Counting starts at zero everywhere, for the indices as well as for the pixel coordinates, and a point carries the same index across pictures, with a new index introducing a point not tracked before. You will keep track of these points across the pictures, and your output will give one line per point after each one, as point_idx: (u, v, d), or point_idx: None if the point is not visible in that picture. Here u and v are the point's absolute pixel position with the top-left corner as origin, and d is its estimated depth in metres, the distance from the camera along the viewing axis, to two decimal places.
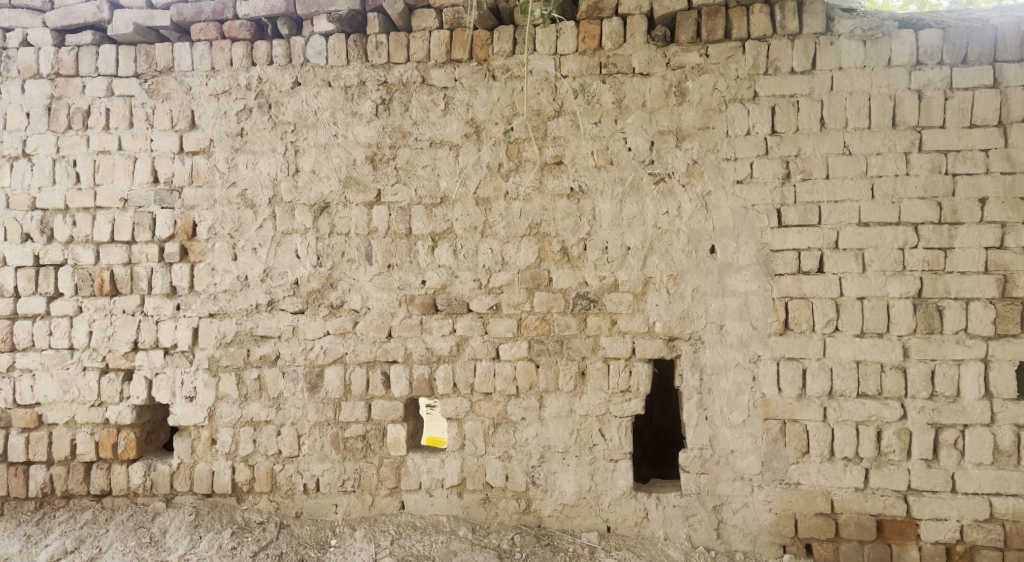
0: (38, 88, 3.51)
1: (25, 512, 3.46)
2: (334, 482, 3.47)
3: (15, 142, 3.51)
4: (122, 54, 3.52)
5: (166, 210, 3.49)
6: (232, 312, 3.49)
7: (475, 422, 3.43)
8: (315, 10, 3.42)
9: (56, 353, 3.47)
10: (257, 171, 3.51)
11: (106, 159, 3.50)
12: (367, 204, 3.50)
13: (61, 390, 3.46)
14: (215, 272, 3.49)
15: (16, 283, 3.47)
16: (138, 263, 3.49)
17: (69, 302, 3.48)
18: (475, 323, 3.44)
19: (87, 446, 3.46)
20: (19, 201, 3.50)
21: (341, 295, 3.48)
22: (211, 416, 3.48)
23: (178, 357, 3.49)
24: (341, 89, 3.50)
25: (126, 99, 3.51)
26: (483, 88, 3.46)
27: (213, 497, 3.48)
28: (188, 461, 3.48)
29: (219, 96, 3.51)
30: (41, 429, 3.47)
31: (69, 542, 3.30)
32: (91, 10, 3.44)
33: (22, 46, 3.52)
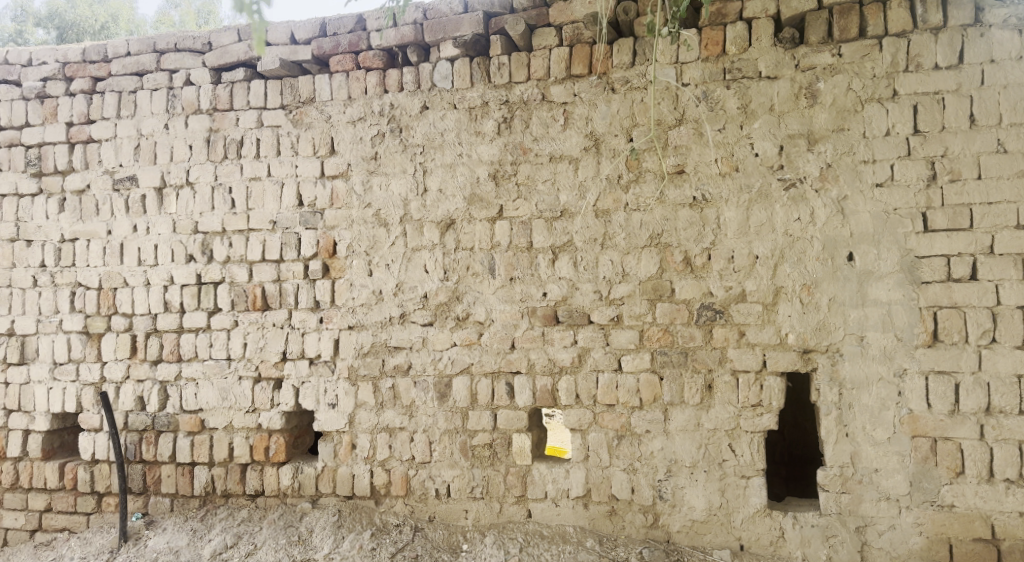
0: (199, 122, 3.87)
1: (190, 509, 3.79)
2: (463, 488, 3.58)
3: (180, 171, 3.88)
4: (270, 88, 3.83)
5: (310, 231, 3.75)
6: (368, 324, 3.69)
7: (599, 434, 3.44)
8: (441, 36, 3.58)
9: (216, 363, 3.80)
10: (389, 192, 3.70)
11: (257, 185, 3.81)
12: (490, 219, 3.60)
13: (220, 396, 3.79)
14: (353, 287, 3.71)
15: (182, 299, 3.84)
16: (286, 279, 3.77)
17: (226, 316, 3.80)
18: (596, 334, 3.46)
19: (243, 449, 3.75)
20: (184, 225, 3.86)
21: (466, 308, 3.60)
22: (351, 422, 3.69)
23: (321, 366, 3.73)
24: (465, 110, 3.64)
25: (274, 129, 3.82)
26: (603, 101, 3.49)
27: (353, 499, 3.69)
28: (332, 464, 3.70)
29: (355, 122, 3.75)
30: (204, 432, 3.80)
31: (228, 537, 3.58)
32: (243, 49, 3.78)
33: (186, 85, 3.90)
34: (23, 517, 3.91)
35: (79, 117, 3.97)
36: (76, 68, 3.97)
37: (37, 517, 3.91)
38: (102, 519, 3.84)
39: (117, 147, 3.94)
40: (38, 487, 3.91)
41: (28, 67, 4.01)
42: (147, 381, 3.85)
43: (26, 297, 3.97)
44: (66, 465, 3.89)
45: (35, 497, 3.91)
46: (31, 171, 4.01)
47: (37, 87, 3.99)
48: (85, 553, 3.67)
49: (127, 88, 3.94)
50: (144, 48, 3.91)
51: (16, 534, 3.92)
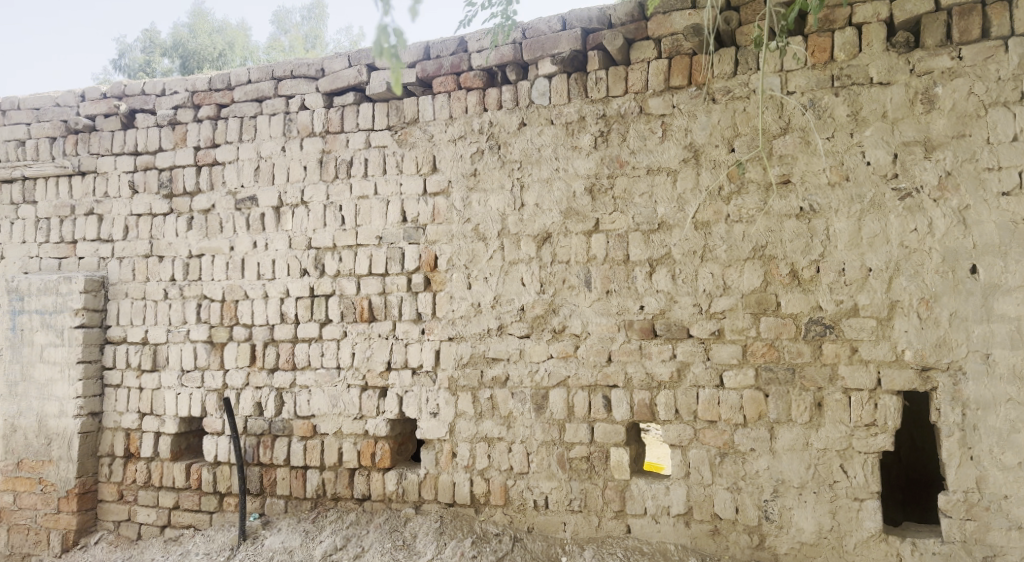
0: (313, 144, 4.10)
1: (303, 510, 3.99)
2: (561, 500, 3.60)
3: (295, 191, 4.12)
4: (377, 110, 4.01)
5: (413, 245, 3.89)
6: (468, 336, 3.78)
7: (701, 450, 3.38)
8: (540, 54, 3.65)
9: (327, 372, 3.99)
10: (488, 208, 3.79)
11: (365, 203, 3.99)
12: (587, 232, 3.62)
13: (330, 403, 3.97)
14: (453, 300, 3.82)
15: (296, 311, 4.06)
16: (390, 292, 3.92)
17: (336, 327, 3.99)
18: (696, 349, 3.41)
19: (351, 454, 3.92)
20: (298, 241, 4.09)
21: (563, 320, 3.63)
22: (451, 431, 3.78)
23: (424, 376, 3.85)
24: (563, 125, 3.68)
25: (380, 149, 3.99)
26: (703, 112, 3.45)
27: (454, 507, 3.77)
28: (434, 471, 3.80)
29: (456, 140, 3.87)
30: (315, 437, 4.00)
31: (338, 539, 3.74)
32: (354, 74, 3.99)
33: (301, 109, 4.14)
34: (154, 513, 4.22)
35: (206, 142, 4.29)
36: (204, 96, 4.29)
37: (166, 514, 4.20)
38: (223, 518, 4.10)
39: (239, 169, 4.23)
40: (168, 486, 4.21)
41: (162, 97, 4.37)
42: (264, 388, 4.09)
43: (158, 308, 4.30)
44: (192, 465, 4.18)
45: (164, 495, 4.21)
46: (164, 193, 4.35)
47: (169, 114, 4.34)
48: (208, 549, 3.92)
49: (248, 114, 4.23)
50: (263, 76, 4.19)
51: (148, 529, 4.23)
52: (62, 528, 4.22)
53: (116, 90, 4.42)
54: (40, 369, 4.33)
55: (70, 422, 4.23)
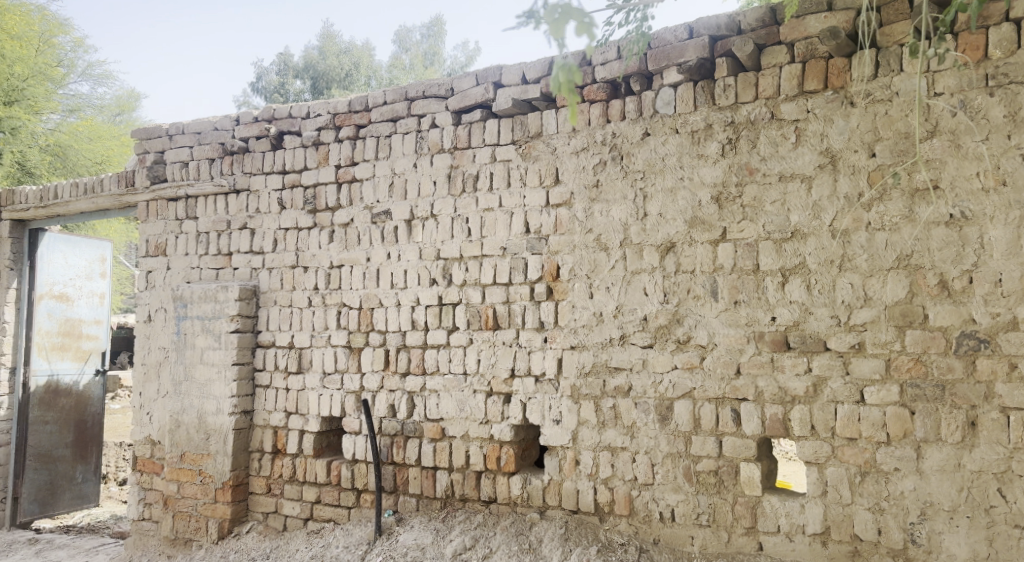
0: (442, 160, 4.28)
1: (433, 510, 4.15)
2: (688, 514, 3.54)
3: (425, 205, 4.31)
4: (503, 125, 4.14)
5: (536, 256, 3.98)
6: (590, 345, 3.82)
7: (839, 469, 3.25)
8: (665, 64, 3.66)
9: (454, 378, 4.14)
10: (610, 218, 3.82)
11: (490, 215, 4.12)
12: (713, 241, 3.58)
13: (458, 407, 4.12)
14: (575, 309, 3.87)
15: (426, 318, 4.25)
16: (514, 301, 4.03)
17: (463, 334, 4.14)
18: (834, 362, 3.28)
19: (478, 457, 4.04)
20: (428, 252, 4.28)
21: (688, 331, 3.59)
22: (575, 439, 3.82)
23: (547, 384, 3.91)
24: (688, 134, 3.65)
25: (506, 162, 4.11)
26: (841, 116, 3.33)
27: (579, 514, 3.80)
28: (558, 478, 3.86)
29: (579, 152, 3.92)
30: (444, 439, 4.16)
31: (467, 540, 3.85)
32: (481, 92, 4.14)
33: (431, 127, 4.34)
34: (298, 506, 4.53)
35: (345, 160, 4.58)
36: (344, 117, 4.60)
37: (309, 507, 4.50)
38: (360, 513, 4.34)
39: (375, 186, 4.48)
40: (310, 481, 4.51)
41: (307, 119, 4.73)
42: (396, 392, 4.30)
43: (302, 315, 4.64)
44: (332, 462, 4.46)
45: (307, 489, 4.51)
46: (307, 208, 4.68)
47: (313, 135, 4.68)
48: (347, 543, 4.16)
49: (383, 133, 4.48)
50: (397, 97, 4.44)
51: (293, 521, 4.54)
52: (219, 517, 4.60)
53: (267, 115, 4.82)
54: (201, 370, 4.77)
55: (226, 419, 4.63)
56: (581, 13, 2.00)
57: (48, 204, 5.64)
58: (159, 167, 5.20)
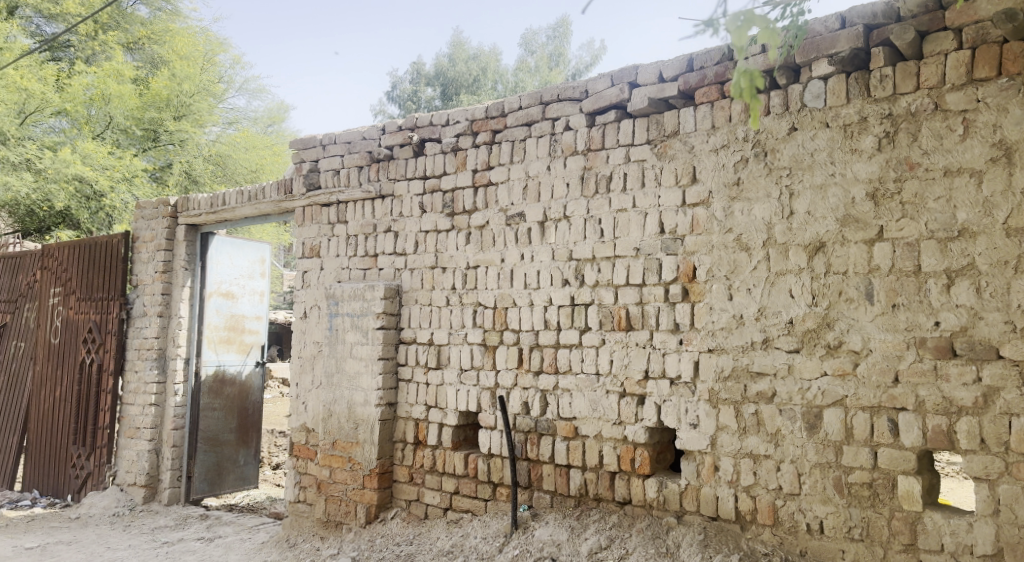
0: (575, 162, 4.32)
1: (568, 507, 4.20)
2: (838, 527, 3.38)
3: (559, 207, 4.36)
4: (638, 125, 4.11)
5: (671, 256, 3.92)
6: (729, 348, 3.72)
7: (1013, 486, 3.01)
8: (815, 56, 3.51)
9: (587, 377, 4.17)
10: (752, 217, 3.71)
11: (624, 216, 4.10)
12: (867, 241, 3.40)
13: (591, 407, 4.14)
14: (713, 311, 3.78)
15: (559, 318, 4.30)
16: (648, 302, 3.99)
17: (595, 334, 4.15)
18: (1008, 371, 3.04)
19: (612, 458, 4.04)
20: (561, 253, 4.33)
21: (839, 336, 3.43)
22: (714, 444, 3.74)
23: (682, 387, 3.85)
24: (840, 128, 3.49)
25: (640, 162, 4.08)
26: (1017, 105, 3.08)
27: (718, 521, 3.71)
28: (695, 483, 3.78)
29: (718, 150, 3.83)
30: (577, 438, 4.19)
31: (603, 539, 3.86)
32: (616, 92, 4.14)
33: (566, 130, 4.39)
34: (439, 496, 4.73)
35: (482, 164, 4.73)
36: (481, 123, 4.75)
37: (449, 497, 4.69)
38: (497, 506, 4.46)
39: (510, 188, 4.59)
40: (449, 472, 4.70)
41: (446, 126, 4.93)
42: (530, 389, 4.39)
43: (441, 314, 4.83)
44: (469, 455, 4.62)
45: (447, 480, 4.70)
46: (446, 211, 4.87)
47: (452, 142, 4.88)
48: (485, 534, 4.29)
49: (519, 137, 4.58)
50: (533, 102, 4.52)
51: (434, 510, 4.74)
52: (366, 502, 4.89)
53: (410, 123, 5.08)
54: (350, 363, 5.10)
55: (373, 410, 4.91)
56: (764, 17, 2.06)
57: (217, 209, 6.22)
58: (314, 175, 5.62)
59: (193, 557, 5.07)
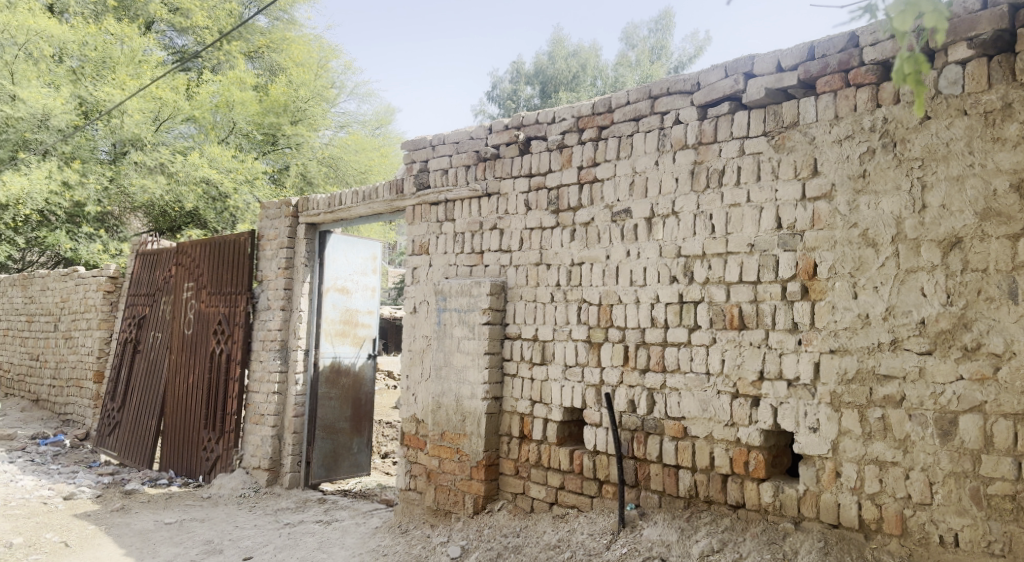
0: (685, 156, 4.23)
1: (677, 508, 4.12)
2: (975, 540, 3.19)
3: (667, 202, 4.29)
4: (754, 117, 3.98)
5: (789, 253, 3.78)
6: (853, 349, 3.56)
7: None
8: (951, 39, 3.31)
9: (697, 377, 4.08)
10: (879, 211, 3.53)
11: (737, 211, 3.99)
12: (1011, 236, 3.18)
13: (701, 407, 4.05)
14: (836, 310, 3.62)
15: (666, 316, 4.23)
16: (763, 300, 3.86)
17: (706, 333, 4.05)
18: None
19: (724, 460, 3.94)
20: (669, 250, 4.26)
21: (977, 337, 3.23)
22: (835, 449, 3.58)
23: (801, 389, 3.71)
24: (980, 115, 3.28)
25: (755, 155, 3.96)
26: None
27: (840, 529, 3.55)
28: (815, 488, 3.64)
29: (842, 141, 3.67)
30: (687, 439, 4.11)
31: (714, 542, 3.77)
32: (730, 84, 4.03)
33: (675, 124, 4.30)
34: (544, 490, 4.76)
35: (588, 161, 4.72)
36: (587, 120, 4.74)
37: (554, 492, 4.71)
38: (603, 503, 4.44)
39: (616, 185, 4.56)
40: (555, 467, 4.72)
41: (552, 124, 4.95)
42: (637, 388, 4.34)
43: (546, 310, 4.86)
44: (575, 451, 4.63)
45: (552, 475, 4.73)
46: (551, 208, 4.90)
47: (558, 139, 4.89)
48: (592, 531, 4.29)
49: (626, 132, 4.53)
50: (641, 96, 4.45)
51: (540, 504, 4.78)
52: (474, 492, 5.01)
53: (516, 122, 5.14)
54: (458, 357, 5.22)
55: (480, 403, 5.01)
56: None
57: (335, 209, 6.55)
58: (424, 175, 5.80)
59: (313, 539, 5.35)
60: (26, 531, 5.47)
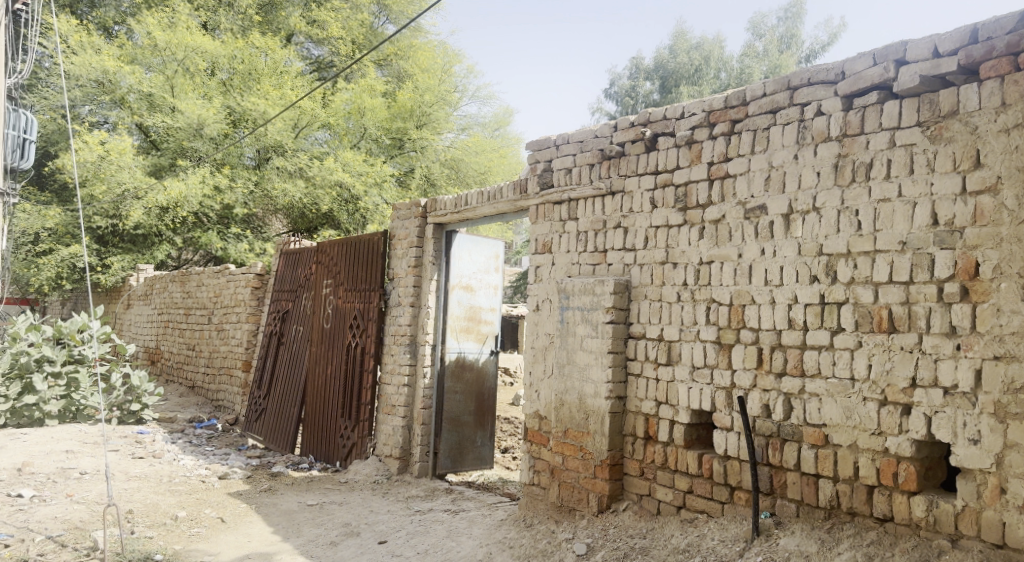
0: (828, 150, 4.03)
1: (817, 518, 3.94)
2: None
3: (807, 198, 4.11)
4: (906, 107, 3.74)
5: (947, 251, 3.53)
6: (1022, 356, 3.27)
7: None
8: None
9: (839, 382, 3.88)
10: None
11: (886, 207, 3.77)
12: None
13: (844, 414, 3.85)
14: (1001, 313, 3.35)
15: (805, 318, 4.05)
16: (916, 301, 3.62)
17: (850, 336, 3.85)
18: None
19: (870, 470, 3.74)
20: (809, 248, 4.08)
21: None
22: (999, 464, 3.32)
23: (960, 398, 3.45)
24: None
25: (908, 147, 3.72)
26: None
27: (1004, 550, 3.29)
28: (975, 505, 3.38)
29: (1010, 130, 3.38)
30: (828, 447, 3.93)
31: (860, 555, 3.58)
32: (879, 72, 3.81)
33: (816, 116, 4.11)
34: (671, 493, 4.69)
35: (719, 156, 4.60)
36: (719, 114, 4.61)
37: (682, 496, 4.62)
38: (735, 510, 4.31)
39: (751, 180, 4.41)
40: (683, 470, 4.63)
41: (681, 119, 4.86)
42: (772, 391, 4.19)
43: (672, 310, 4.78)
44: (704, 455, 4.52)
45: (679, 478, 4.64)
46: (680, 206, 4.81)
47: (687, 134, 4.79)
48: (723, 537, 4.18)
49: (762, 126, 4.38)
50: (779, 87, 4.29)
51: (666, 507, 4.71)
52: (599, 491, 5.00)
53: (643, 119, 5.08)
54: (581, 355, 5.23)
55: (604, 402, 5.00)
56: None
57: (461, 209, 6.74)
58: (548, 174, 5.86)
59: (442, 527, 5.54)
60: (188, 506, 6.01)
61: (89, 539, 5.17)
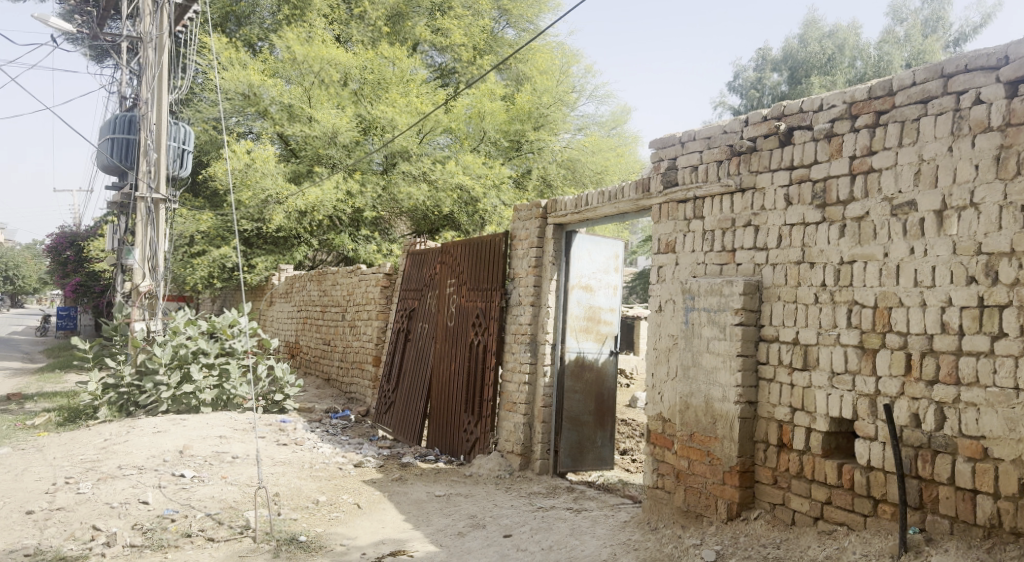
0: (989, 141, 3.74)
1: (975, 537, 3.67)
2: None
3: (964, 193, 3.83)
4: None
5: None
6: None
7: None
8: None
9: (1001, 392, 3.59)
10: None
11: None
12: None
13: (1007, 427, 3.56)
14: None
15: (961, 322, 3.78)
16: None
17: (1014, 342, 3.56)
18: None
19: None
20: (966, 246, 3.80)
21: None
22: None
23: None
24: None
25: None
26: None
27: None
28: None
29: None
30: (988, 461, 3.64)
31: None
32: None
33: (975, 105, 3.82)
34: (808, 503, 4.50)
35: (862, 150, 4.37)
36: (862, 105, 4.38)
37: (819, 507, 4.43)
38: (879, 524, 4.08)
39: (898, 175, 4.17)
40: (820, 480, 4.44)
41: (819, 112, 4.65)
42: (922, 400, 3.94)
43: (809, 311, 4.59)
44: (844, 465, 4.31)
45: (816, 487, 4.45)
46: (817, 203, 4.61)
47: (826, 128, 4.59)
48: (867, 552, 3.98)
49: (911, 117, 4.12)
50: (931, 75, 4.03)
51: (802, 517, 4.53)
52: (728, 498, 4.88)
53: (777, 113, 4.91)
54: (708, 358, 5.11)
55: (733, 407, 4.87)
56: None
57: (581, 209, 6.76)
58: (672, 173, 5.77)
59: (565, 524, 5.59)
60: (327, 491, 6.39)
61: (242, 519, 5.62)
